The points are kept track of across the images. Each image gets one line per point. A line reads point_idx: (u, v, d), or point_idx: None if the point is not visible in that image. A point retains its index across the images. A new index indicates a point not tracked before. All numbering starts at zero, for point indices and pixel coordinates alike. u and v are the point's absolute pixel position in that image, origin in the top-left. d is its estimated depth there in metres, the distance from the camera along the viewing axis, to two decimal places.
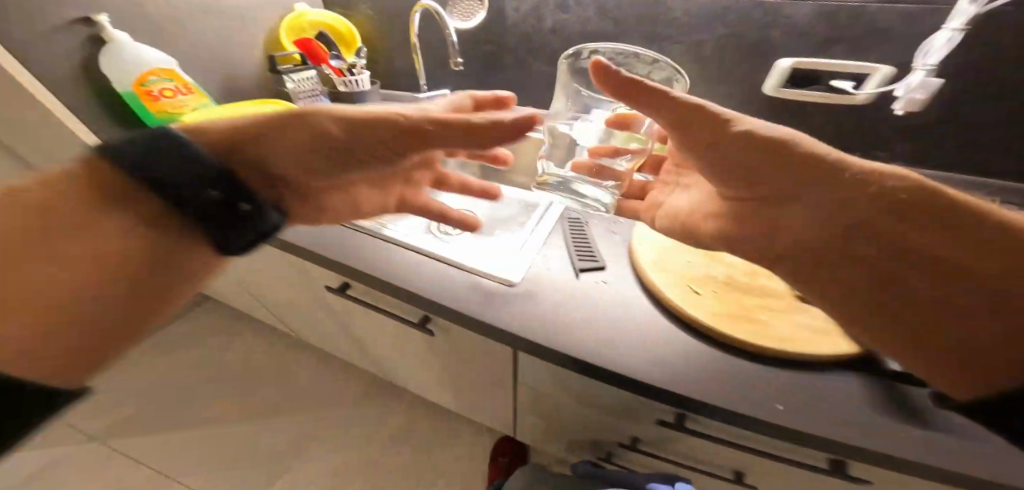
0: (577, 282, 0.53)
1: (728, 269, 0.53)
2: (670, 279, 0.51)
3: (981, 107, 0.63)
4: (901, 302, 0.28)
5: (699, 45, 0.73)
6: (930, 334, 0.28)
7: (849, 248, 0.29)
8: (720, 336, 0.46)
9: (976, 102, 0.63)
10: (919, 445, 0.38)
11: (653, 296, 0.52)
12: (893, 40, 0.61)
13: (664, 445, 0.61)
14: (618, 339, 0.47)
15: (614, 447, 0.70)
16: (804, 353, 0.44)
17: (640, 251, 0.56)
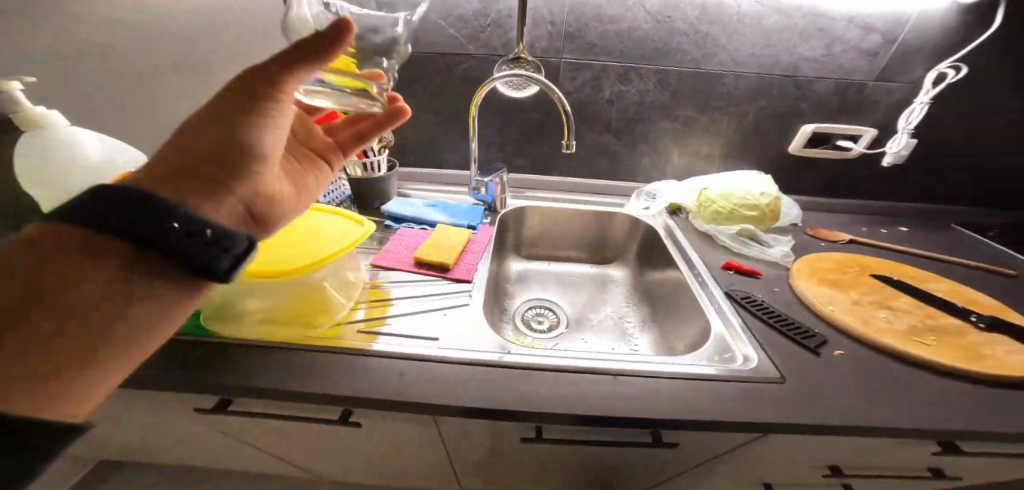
0: (818, 359, 0.48)
1: (910, 314, 0.54)
2: (877, 328, 0.50)
3: (936, 154, 0.86)
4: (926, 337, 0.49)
5: (743, 114, 0.84)
6: (939, 341, 0.48)
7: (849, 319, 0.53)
8: (961, 371, 0.45)
9: (931, 151, 0.86)
10: None
11: (879, 353, 0.49)
12: (878, 109, 0.81)
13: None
14: (909, 410, 0.41)
15: None
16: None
17: (836, 317, 0.54)
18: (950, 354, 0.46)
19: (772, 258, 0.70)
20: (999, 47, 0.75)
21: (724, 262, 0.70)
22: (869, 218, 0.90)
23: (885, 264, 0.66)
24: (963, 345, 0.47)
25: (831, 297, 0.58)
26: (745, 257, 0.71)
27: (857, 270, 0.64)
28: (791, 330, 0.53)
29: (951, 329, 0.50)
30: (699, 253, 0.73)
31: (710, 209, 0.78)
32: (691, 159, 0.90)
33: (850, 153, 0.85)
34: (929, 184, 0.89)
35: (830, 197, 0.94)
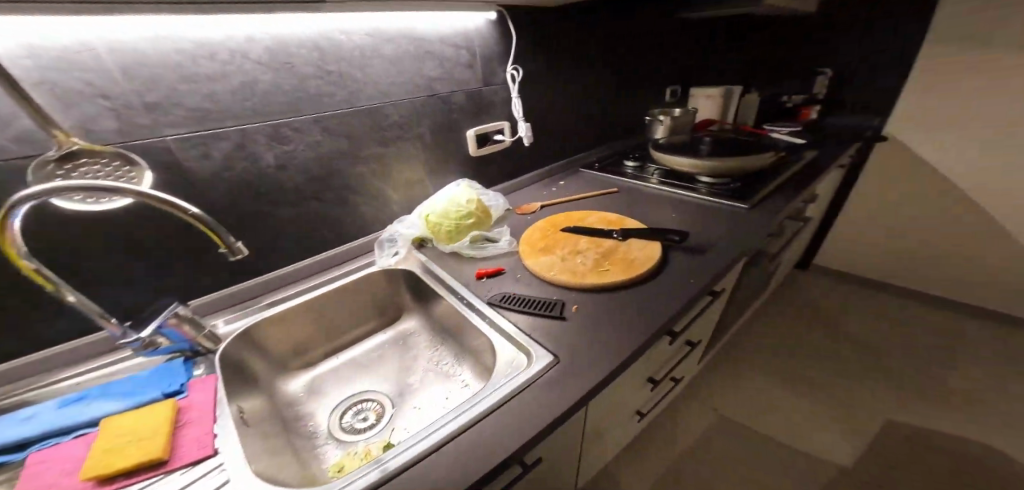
0: (564, 328, 0.65)
1: (591, 249, 0.78)
2: (584, 278, 0.71)
3: (553, 123, 1.22)
4: (610, 268, 0.73)
5: (421, 136, 0.91)
6: (615, 268, 0.73)
7: (572, 278, 0.72)
8: (626, 284, 0.71)
9: (549, 122, 1.20)
10: (701, 262, 0.77)
11: (590, 292, 0.71)
12: (502, 104, 1.05)
13: (656, 365, 0.89)
14: (617, 335, 0.62)
15: (637, 395, 0.92)
16: (650, 262, 0.74)
17: (558, 280, 0.72)
18: (623, 273, 0.71)
19: (504, 250, 0.83)
20: (543, 45, 1.08)
21: (474, 272, 0.79)
22: (544, 179, 1.22)
23: (562, 215, 0.92)
24: (624, 261, 0.74)
25: (551, 262, 0.76)
26: (486, 259, 0.82)
27: (555, 228, 0.87)
28: (541, 309, 0.68)
29: (614, 252, 0.77)
30: (454, 273, 0.80)
31: (443, 232, 0.83)
32: (404, 189, 0.95)
33: (505, 142, 1.07)
34: (561, 142, 1.27)
35: (522, 174, 1.17)
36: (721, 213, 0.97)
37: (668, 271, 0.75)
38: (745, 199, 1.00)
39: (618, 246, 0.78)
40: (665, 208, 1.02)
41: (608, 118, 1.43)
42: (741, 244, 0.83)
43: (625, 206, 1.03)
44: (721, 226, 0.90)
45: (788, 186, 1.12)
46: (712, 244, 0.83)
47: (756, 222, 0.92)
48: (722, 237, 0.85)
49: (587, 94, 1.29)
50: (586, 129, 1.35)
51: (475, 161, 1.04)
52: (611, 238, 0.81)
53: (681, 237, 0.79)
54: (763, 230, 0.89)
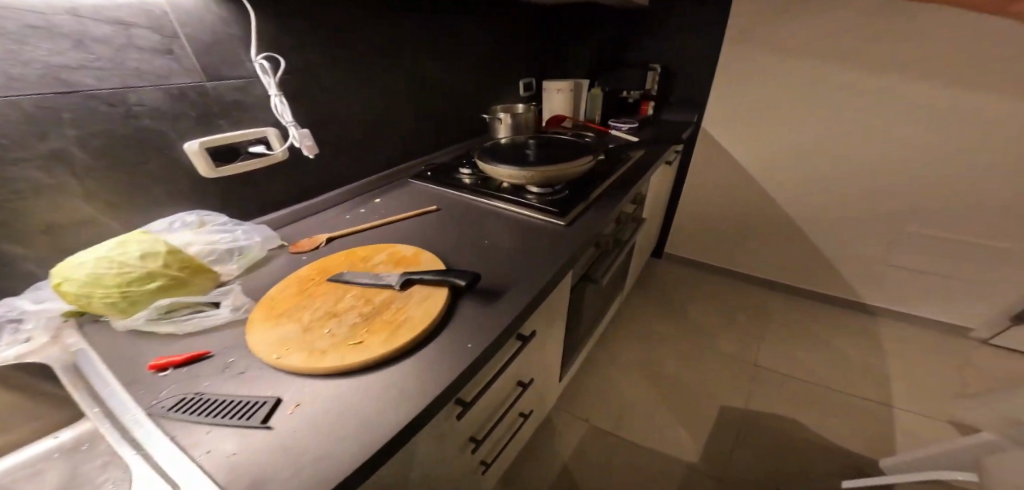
0: (261, 447, 0.43)
1: (352, 308, 0.61)
2: (332, 352, 0.53)
3: (354, 125, 0.99)
4: (374, 331, 0.56)
5: (65, 155, 0.57)
6: (381, 330, 0.57)
7: (316, 350, 0.53)
8: (395, 351, 0.55)
9: (348, 125, 0.98)
10: (501, 307, 0.66)
11: (329, 376, 0.52)
12: (253, 106, 0.78)
13: (477, 424, 0.80)
14: (350, 437, 0.44)
15: (466, 461, 0.82)
16: (432, 316, 0.60)
17: (288, 362, 0.52)
18: (389, 338, 0.55)
19: (226, 319, 0.61)
20: (314, 25, 0.84)
21: (155, 367, 0.52)
22: (351, 199, 1.00)
23: (342, 260, 0.73)
24: (395, 318, 0.59)
25: (288, 336, 0.56)
26: (191, 341, 0.57)
27: (318, 282, 0.66)
28: (243, 412, 0.46)
29: (388, 306, 0.61)
30: (124, 369, 0.52)
31: (98, 303, 0.54)
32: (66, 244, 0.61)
33: (279, 155, 0.81)
34: (375, 148, 1.05)
35: (323, 193, 0.96)
36: (534, 236, 0.88)
37: (444, 330, 0.60)
38: (561, 214, 0.93)
39: (389, 301, 0.62)
40: (481, 229, 0.89)
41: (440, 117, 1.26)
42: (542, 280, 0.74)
43: (437, 233, 0.87)
44: (533, 253, 0.82)
45: (608, 196, 1.09)
46: (507, 283, 0.72)
47: (565, 246, 0.85)
48: (525, 273, 0.75)
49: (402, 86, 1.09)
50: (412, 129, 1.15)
51: (218, 185, 0.76)
52: (392, 287, 0.65)
53: (470, 279, 0.66)
54: (570, 257, 0.81)
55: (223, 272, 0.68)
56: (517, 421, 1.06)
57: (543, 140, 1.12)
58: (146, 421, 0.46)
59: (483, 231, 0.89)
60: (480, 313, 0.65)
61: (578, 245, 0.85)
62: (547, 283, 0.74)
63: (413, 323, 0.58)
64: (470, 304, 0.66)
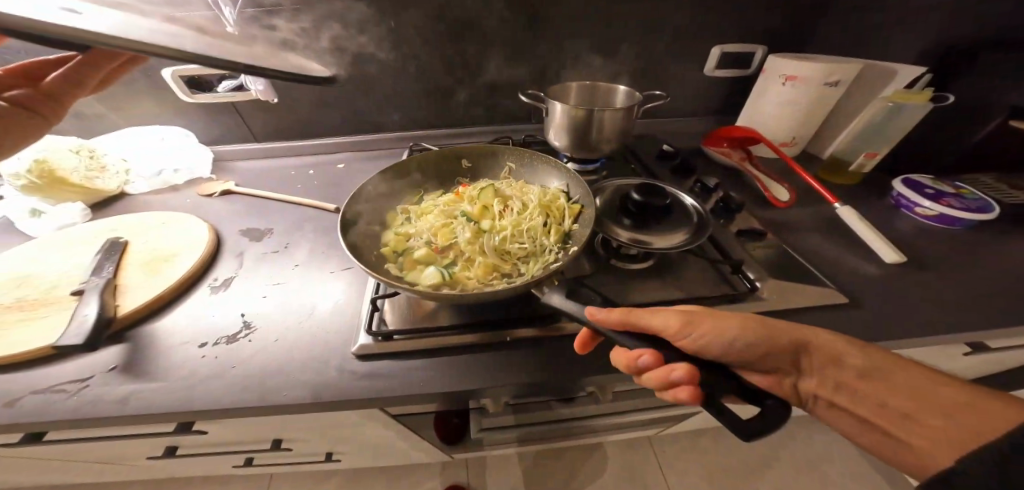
0: None
1: (35, 287, 0.50)
2: (49, 253, 0.56)
3: (369, 83, 0.80)
4: (40, 288, 0.50)
5: None
6: (24, 303, 0.48)
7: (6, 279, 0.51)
8: (11, 305, 0.48)
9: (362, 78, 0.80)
10: (104, 391, 0.41)
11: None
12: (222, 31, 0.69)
13: (194, 447, 0.59)
14: None
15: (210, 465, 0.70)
16: (52, 325, 0.45)
17: (15, 250, 0.56)
18: (9, 308, 0.47)
19: (44, 233, 0.60)
20: None
21: None
22: (313, 159, 0.84)
23: (162, 220, 0.62)
24: (49, 300, 0.48)
25: (56, 235, 0.59)
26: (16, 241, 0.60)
27: (104, 234, 0.59)
28: None
29: (66, 289, 0.49)
30: None
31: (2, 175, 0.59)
32: (93, 123, 0.74)
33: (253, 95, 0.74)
34: (387, 110, 0.85)
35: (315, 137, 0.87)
36: (324, 329, 0.49)
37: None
38: (375, 338, 0.47)
39: (56, 301, 0.48)
40: (323, 262, 0.60)
41: (511, 93, 0.85)
42: (163, 411, 0.40)
43: (293, 232, 0.65)
44: (282, 351, 0.46)
45: (549, 343, 0.49)
46: (161, 370, 0.43)
47: (298, 384, 0.43)
48: (192, 373, 0.43)
49: (442, 49, 0.77)
50: (450, 102, 0.85)
51: (206, 106, 0.77)
52: (130, 251, 0.56)
53: (91, 342, 0.41)
54: (265, 406, 0.41)
55: (127, 187, 0.70)
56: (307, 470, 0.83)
57: (533, 209, 0.55)
58: None
59: (307, 273, 0.57)
60: (81, 391, 0.41)
61: (311, 397, 0.42)
62: (196, 411, 0.40)
63: (42, 302, 0.48)
64: (76, 363, 0.44)
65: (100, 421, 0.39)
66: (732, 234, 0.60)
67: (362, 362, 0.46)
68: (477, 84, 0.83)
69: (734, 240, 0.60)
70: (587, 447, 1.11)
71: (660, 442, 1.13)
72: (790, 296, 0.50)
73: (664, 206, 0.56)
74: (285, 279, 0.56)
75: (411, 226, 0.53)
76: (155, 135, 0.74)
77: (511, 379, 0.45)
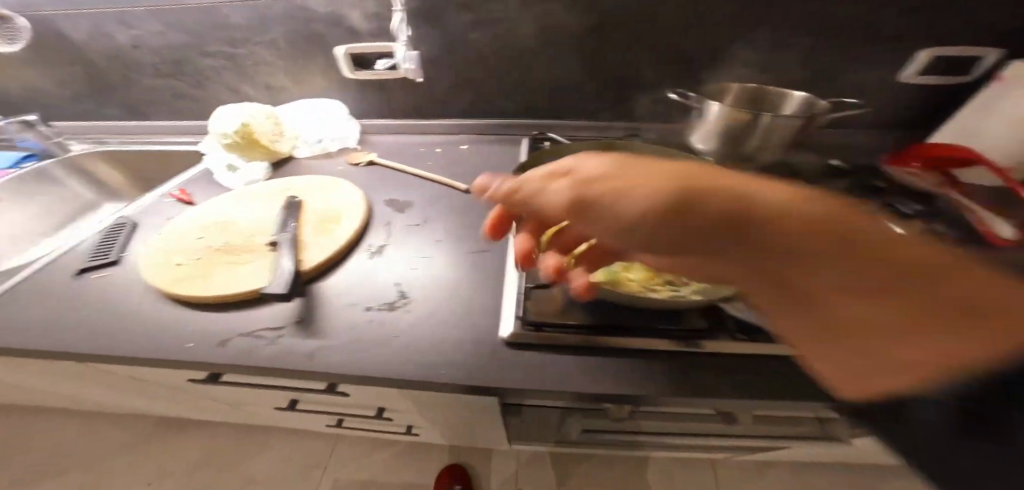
0: (110, 271, 0.54)
1: (235, 235, 0.58)
2: (241, 205, 0.64)
3: (507, 72, 0.81)
4: (240, 236, 0.58)
5: (274, 44, 0.76)
6: (230, 247, 0.56)
7: (213, 224, 0.60)
8: (220, 247, 0.56)
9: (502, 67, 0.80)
10: (294, 343, 0.47)
11: (197, 226, 0.60)
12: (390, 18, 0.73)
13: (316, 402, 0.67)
14: (95, 316, 0.49)
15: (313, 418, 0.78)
16: (254, 271, 0.52)
17: (214, 200, 0.65)
18: (219, 250, 0.56)
19: (235, 185, 0.70)
20: None
21: (168, 193, 0.68)
22: (440, 139, 0.88)
23: (321, 184, 0.69)
24: (248, 248, 0.56)
25: (244, 189, 0.68)
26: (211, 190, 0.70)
27: (279, 193, 0.67)
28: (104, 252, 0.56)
29: (259, 241, 0.57)
30: (181, 181, 0.71)
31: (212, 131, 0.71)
32: (269, 95, 0.84)
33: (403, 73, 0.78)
34: (517, 101, 0.85)
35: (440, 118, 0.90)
36: (470, 312, 0.52)
37: (216, 313, 0.50)
38: (526, 324, 0.48)
39: (254, 249, 0.56)
40: (462, 243, 0.62)
41: (648, 91, 0.81)
42: (345, 368, 0.45)
43: (433, 211, 0.68)
44: (433, 332, 0.49)
45: (694, 359, 0.46)
46: (338, 328, 0.49)
47: (452, 365, 0.46)
48: (365, 336, 0.48)
49: (589, 42, 0.75)
50: (581, 96, 0.83)
51: (361, 85, 0.84)
52: (304, 210, 0.63)
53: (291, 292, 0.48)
54: (425, 380, 0.44)
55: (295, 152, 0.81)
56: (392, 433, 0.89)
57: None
58: (148, 197, 0.67)
59: (448, 252, 0.60)
60: (276, 340, 0.48)
61: (466, 376, 0.45)
62: (369, 375, 0.45)
63: (244, 249, 0.56)
64: (271, 311, 0.51)
65: (297, 370, 0.45)
66: None
67: (510, 349, 0.48)
68: (614, 81, 0.80)
69: None
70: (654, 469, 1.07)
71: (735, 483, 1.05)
72: None
73: None
74: (432, 256, 0.60)
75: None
76: (318, 106, 0.83)
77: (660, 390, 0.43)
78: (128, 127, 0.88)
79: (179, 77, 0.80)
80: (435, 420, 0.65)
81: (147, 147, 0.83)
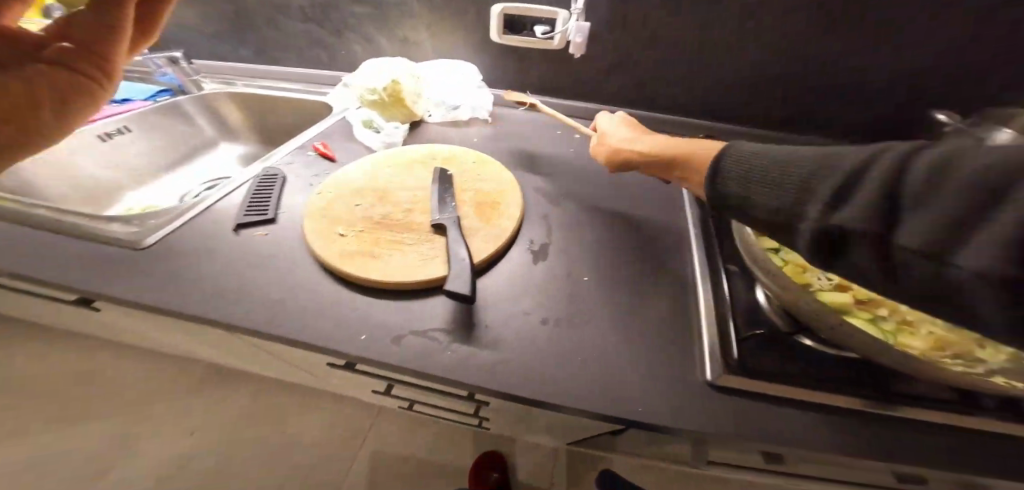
0: (267, 232, 0.50)
1: (395, 207, 0.52)
2: (389, 171, 0.58)
3: (672, 59, 0.72)
4: (400, 210, 0.52)
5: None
6: (392, 223, 0.51)
7: (368, 191, 0.54)
8: (381, 220, 0.51)
9: (668, 53, 0.72)
10: (472, 352, 0.42)
11: (351, 191, 0.54)
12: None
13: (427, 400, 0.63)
14: (264, 283, 0.45)
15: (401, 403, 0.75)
16: (423, 258, 0.47)
17: (361, 162, 0.60)
18: (381, 225, 0.50)
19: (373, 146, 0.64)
20: None
21: (307, 146, 0.63)
22: (578, 125, 0.80)
23: (472, 161, 0.63)
24: (411, 226, 0.50)
25: (388, 154, 0.62)
26: (348, 149, 0.65)
27: (428, 163, 0.61)
28: (255, 208, 0.52)
29: (419, 220, 0.51)
30: (317, 133, 0.66)
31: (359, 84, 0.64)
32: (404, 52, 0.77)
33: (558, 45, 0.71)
34: (670, 93, 0.77)
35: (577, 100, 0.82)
36: (658, 337, 0.45)
37: (382, 302, 0.45)
38: (735, 369, 0.40)
39: (419, 228, 0.50)
40: (628, 253, 0.55)
41: (830, 101, 0.71)
42: (534, 389, 0.39)
43: (585, 209, 0.61)
44: (626, 358, 0.43)
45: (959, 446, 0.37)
46: (513, 340, 0.44)
47: (657, 401, 0.39)
48: (549, 353, 0.43)
49: (783, 36, 0.66)
50: (748, 97, 0.74)
51: (505, 55, 0.77)
52: (460, 190, 0.57)
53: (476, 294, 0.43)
54: (627, 420, 0.38)
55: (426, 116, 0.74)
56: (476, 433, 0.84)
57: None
58: (289, 149, 0.62)
59: (615, 263, 0.54)
60: (451, 346, 0.42)
61: (677, 422, 0.38)
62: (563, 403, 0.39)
63: (408, 226, 0.50)
64: (439, 309, 0.46)
65: (482, 386, 0.39)
66: None
67: (720, 394, 0.40)
68: (794, 84, 0.70)
69: None
70: None
71: None
72: None
73: None
74: (599, 265, 0.53)
75: (801, 253, 0.44)
76: (457, 70, 0.75)
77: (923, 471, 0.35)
78: (253, 70, 0.84)
79: (319, 21, 0.75)
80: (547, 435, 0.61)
81: (275, 93, 0.79)
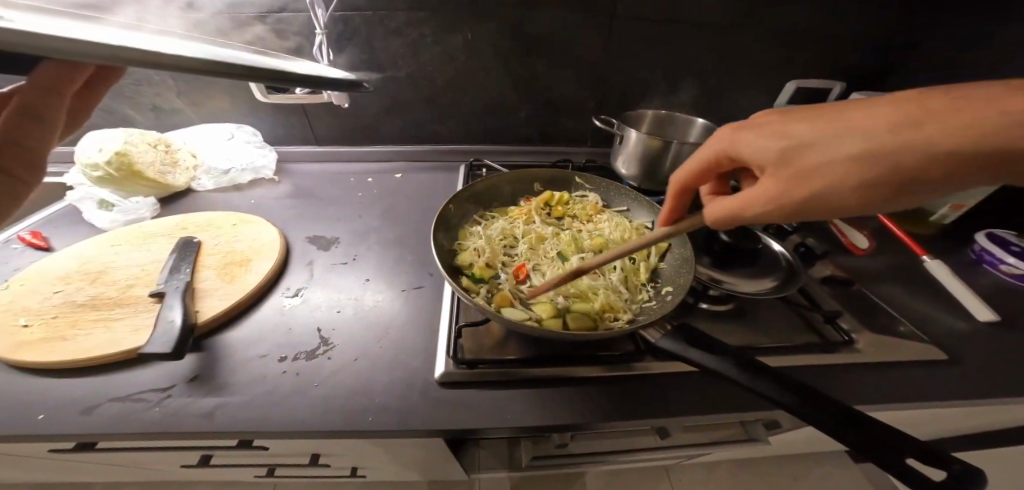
0: None
1: (110, 285, 0.49)
2: (118, 247, 0.55)
3: (435, 97, 0.81)
4: (118, 287, 0.49)
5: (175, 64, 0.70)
6: (102, 302, 0.47)
7: (82, 273, 0.50)
8: (90, 301, 0.47)
9: (431, 93, 0.80)
10: (182, 404, 0.39)
11: (59, 277, 0.50)
12: (309, 42, 0.71)
13: (238, 456, 0.60)
14: None
15: (241, 468, 0.70)
16: (135, 327, 0.44)
17: (84, 243, 0.55)
18: (88, 304, 0.46)
19: (105, 225, 0.61)
20: None
21: (19, 235, 0.58)
22: (370, 168, 0.84)
23: (231, 222, 0.61)
24: (128, 300, 0.47)
25: (126, 229, 0.58)
26: (74, 231, 0.61)
27: (175, 235, 0.58)
28: None
29: (140, 294, 0.48)
30: (39, 219, 0.62)
31: (82, 161, 0.61)
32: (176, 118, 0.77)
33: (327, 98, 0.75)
34: (449, 126, 0.86)
35: (373, 144, 0.87)
36: (400, 351, 0.48)
37: (79, 379, 0.41)
38: (460, 365, 0.46)
39: (137, 301, 0.47)
40: (393, 278, 0.58)
41: (574, 116, 0.86)
42: (249, 429, 0.38)
43: (358, 243, 0.64)
44: (365, 376, 0.45)
45: (628, 382, 0.47)
46: (240, 385, 0.42)
47: (383, 409, 0.42)
48: (275, 391, 0.42)
49: (515, 71, 0.78)
50: (512, 121, 0.86)
51: (279, 110, 0.78)
52: (208, 251, 0.55)
53: (179, 351, 0.40)
54: (347, 430, 0.40)
55: (194, 184, 0.71)
56: (335, 476, 0.81)
57: (612, 245, 0.54)
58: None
59: (379, 286, 0.57)
60: (158, 402, 0.39)
61: (395, 425, 0.41)
62: (281, 433, 0.39)
63: (123, 301, 0.47)
64: (155, 370, 0.42)
65: (185, 436, 0.37)
66: (816, 283, 0.56)
67: (447, 390, 0.45)
68: (542, 105, 0.84)
69: (820, 288, 0.55)
70: (607, 477, 1.07)
71: (674, 472, 1.10)
72: (886, 350, 0.47)
73: (754, 251, 0.55)
74: (358, 294, 0.55)
75: (495, 248, 0.52)
76: (222, 133, 0.75)
77: (592, 413, 0.44)
78: None
79: None
80: (378, 456, 0.62)
81: None
